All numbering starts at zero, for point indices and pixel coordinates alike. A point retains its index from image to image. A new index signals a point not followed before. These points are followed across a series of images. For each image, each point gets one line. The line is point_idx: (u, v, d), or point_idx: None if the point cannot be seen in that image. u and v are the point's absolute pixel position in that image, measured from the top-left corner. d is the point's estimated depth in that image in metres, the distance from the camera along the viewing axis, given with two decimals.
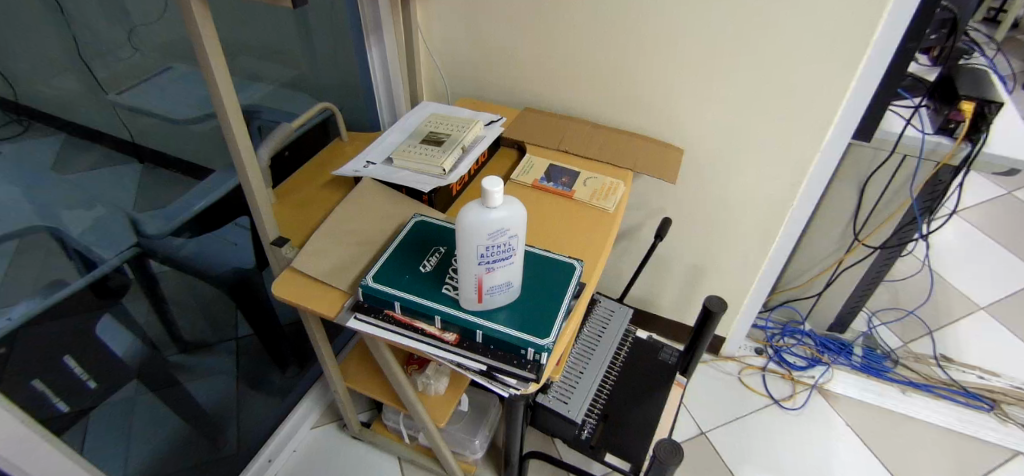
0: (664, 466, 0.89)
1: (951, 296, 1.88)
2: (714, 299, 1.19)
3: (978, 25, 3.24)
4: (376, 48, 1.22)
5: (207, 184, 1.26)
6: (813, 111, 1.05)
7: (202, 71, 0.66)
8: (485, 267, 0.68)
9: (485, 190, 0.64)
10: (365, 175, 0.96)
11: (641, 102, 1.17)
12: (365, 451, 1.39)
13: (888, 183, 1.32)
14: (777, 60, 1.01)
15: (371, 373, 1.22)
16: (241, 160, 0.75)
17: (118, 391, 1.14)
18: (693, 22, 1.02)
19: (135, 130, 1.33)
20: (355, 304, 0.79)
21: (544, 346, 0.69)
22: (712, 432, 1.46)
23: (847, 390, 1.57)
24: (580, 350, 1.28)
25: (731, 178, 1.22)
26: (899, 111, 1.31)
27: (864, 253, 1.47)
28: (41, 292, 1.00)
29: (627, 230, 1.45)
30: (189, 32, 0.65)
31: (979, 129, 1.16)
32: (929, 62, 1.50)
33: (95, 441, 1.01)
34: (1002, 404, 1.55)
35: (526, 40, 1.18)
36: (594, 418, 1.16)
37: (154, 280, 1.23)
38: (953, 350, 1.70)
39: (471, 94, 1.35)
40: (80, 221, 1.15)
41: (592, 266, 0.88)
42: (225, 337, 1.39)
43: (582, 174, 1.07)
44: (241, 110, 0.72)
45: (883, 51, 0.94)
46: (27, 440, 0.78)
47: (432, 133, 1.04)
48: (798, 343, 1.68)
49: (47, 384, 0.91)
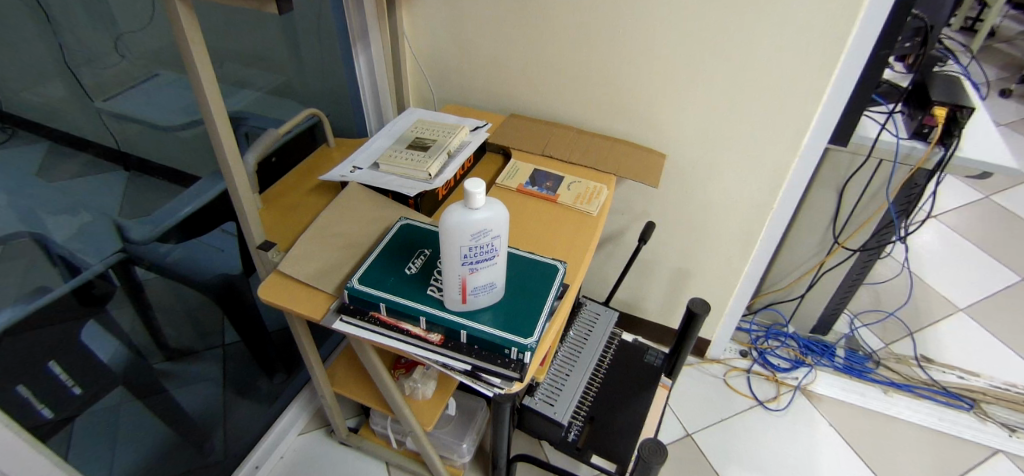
0: (648, 465, 0.90)
1: (931, 297, 1.92)
2: (698, 301, 1.20)
3: (954, 34, 3.33)
4: (363, 58, 1.27)
5: (195, 190, 1.24)
6: (788, 117, 1.08)
7: (188, 77, 0.68)
8: (469, 267, 0.70)
9: (467, 192, 0.66)
10: (351, 180, 0.97)
11: (625, 110, 1.20)
12: (353, 457, 1.40)
13: (865, 187, 1.35)
14: (756, 65, 1.04)
15: (358, 377, 1.22)
16: (226, 164, 0.76)
17: (102, 400, 1.13)
18: (674, 29, 1.05)
19: (122, 136, 1.23)
20: (341, 306, 0.80)
21: (526, 346, 0.71)
22: (698, 433, 1.47)
23: (831, 391, 1.60)
24: (567, 353, 1.29)
25: (712, 182, 1.25)
26: (874, 116, 1.35)
27: (844, 254, 1.49)
28: (25, 297, 0.96)
29: (612, 234, 1.47)
30: (177, 40, 0.66)
31: (952, 134, 1.20)
32: (904, 69, 1.55)
33: (76, 451, 0.99)
34: (982, 403, 1.58)
35: (512, 46, 1.20)
36: (580, 420, 1.17)
37: (140, 288, 1.20)
38: (933, 350, 1.74)
39: (457, 100, 1.36)
40: (62, 229, 1.05)
41: (576, 268, 0.89)
42: (212, 344, 1.39)
43: (566, 178, 1.09)
44: (228, 116, 0.73)
45: (855, 57, 0.98)
46: (11, 446, 0.77)
47: (419, 138, 1.06)
48: (782, 345, 1.71)
49: (31, 392, 0.93)
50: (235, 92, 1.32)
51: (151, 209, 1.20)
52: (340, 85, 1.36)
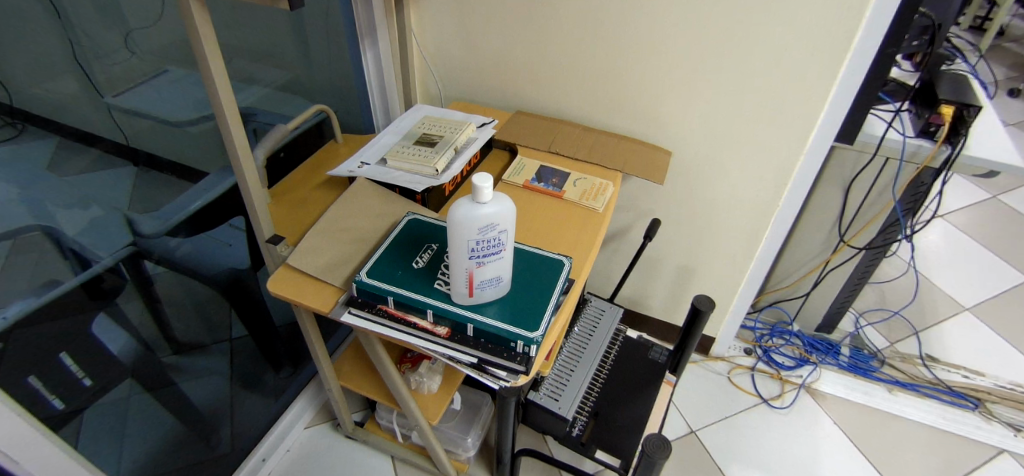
0: (652, 460, 0.90)
1: (937, 296, 1.92)
2: (702, 298, 1.20)
3: (963, 32, 3.30)
4: (371, 54, 1.28)
5: (202, 186, 1.28)
6: (794, 114, 1.09)
7: (199, 69, 0.68)
8: (476, 261, 0.70)
9: (474, 186, 0.67)
10: (359, 175, 0.98)
11: (631, 107, 1.20)
12: (358, 450, 1.41)
13: (872, 185, 1.35)
14: (762, 63, 1.04)
15: (364, 371, 1.23)
16: (236, 158, 0.77)
17: (112, 392, 1.14)
18: (680, 27, 1.05)
19: (130, 132, 1.25)
20: (349, 299, 0.81)
21: (532, 340, 0.71)
22: (701, 430, 1.48)
23: (835, 389, 1.60)
24: (571, 348, 1.30)
25: (717, 180, 1.25)
26: (881, 115, 1.35)
27: (850, 253, 1.50)
28: (33, 292, 0.96)
29: (617, 231, 1.47)
30: (189, 37, 0.67)
31: (959, 133, 1.20)
32: (911, 68, 1.54)
33: (85, 442, 1.01)
34: (987, 403, 1.58)
35: (519, 44, 1.21)
36: (584, 415, 1.18)
37: (150, 281, 1.21)
38: (939, 349, 1.73)
39: (464, 97, 1.37)
40: (75, 222, 1.06)
41: (581, 264, 0.90)
42: (220, 338, 1.41)
43: (572, 175, 1.10)
44: (239, 111, 0.74)
45: (862, 55, 0.98)
46: (24, 433, 0.79)
47: (426, 134, 1.07)
48: (787, 343, 1.71)
49: (42, 382, 0.93)
50: (244, 89, 1.34)
51: (160, 204, 1.22)
52: (347, 81, 1.37)
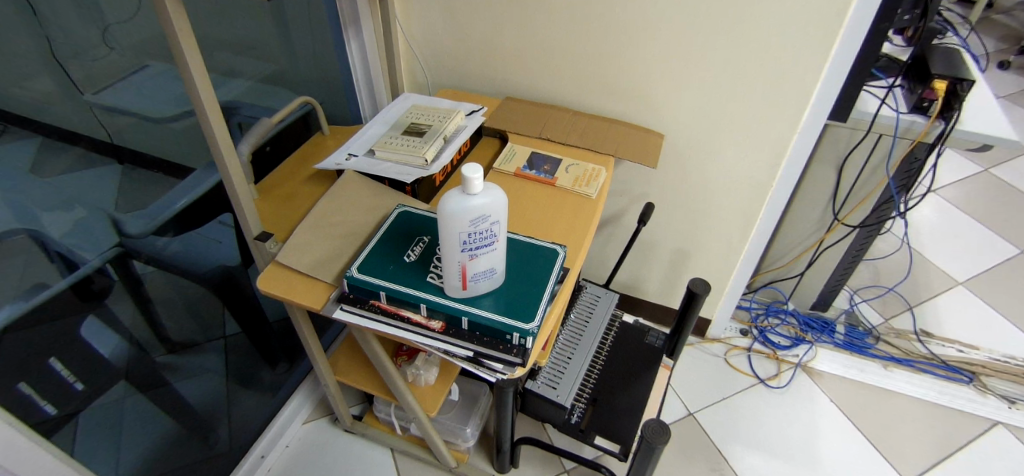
0: (652, 445, 0.91)
1: (931, 271, 1.93)
2: (698, 281, 1.19)
3: (952, 5, 3.28)
4: (355, 41, 1.24)
5: (186, 183, 1.24)
6: (787, 94, 1.07)
7: (176, 63, 0.66)
8: (468, 253, 0.69)
9: (464, 177, 0.65)
10: (347, 168, 0.96)
11: (623, 91, 1.18)
12: (358, 444, 1.41)
13: (865, 163, 1.34)
14: (753, 42, 1.02)
15: (360, 365, 1.22)
16: (218, 154, 0.75)
17: (106, 394, 1.13)
18: (670, 7, 1.03)
19: (113, 129, 1.21)
20: (341, 296, 0.79)
21: (528, 331, 0.71)
22: (700, 412, 1.49)
23: (831, 367, 1.61)
24: (568, 336, 1.30)
25: (710, 163, 1.24)
26: (874, 91, 1.34)
27: (844, 231, 1.49)
28: (24, 295, 0.94)
29: (611, 216, 1.46)
30: (164, 30, 0.65)
31: (952, 107, 1.18)
32: (904, 42, 1.53)
33: (82, 446, 1.00)
34: (981, 376, 1.59)
35: (506, 29, 1.18)
36: (583, 402, 1.18)
37: (140, 282, 1.20)
38: (933, 324, 1.75)
39: (452, 84, 1.35)
40: (60, 224, 1.03)
41: (575, 251, 0.89)
42: (214, 336, 1.39)
43: (565, 161, 1.08)
44: (219, 106, 0.72)
45: (856, 31, 0.96)
46: (15, 442, 0.77)
47: (414, 124, 1.04)
48: (782, 323, 1.72)
49: (34, 389, 0.92)
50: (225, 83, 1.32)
51: (146, 203, 1.20)
52: (332, 71, 1.34)
